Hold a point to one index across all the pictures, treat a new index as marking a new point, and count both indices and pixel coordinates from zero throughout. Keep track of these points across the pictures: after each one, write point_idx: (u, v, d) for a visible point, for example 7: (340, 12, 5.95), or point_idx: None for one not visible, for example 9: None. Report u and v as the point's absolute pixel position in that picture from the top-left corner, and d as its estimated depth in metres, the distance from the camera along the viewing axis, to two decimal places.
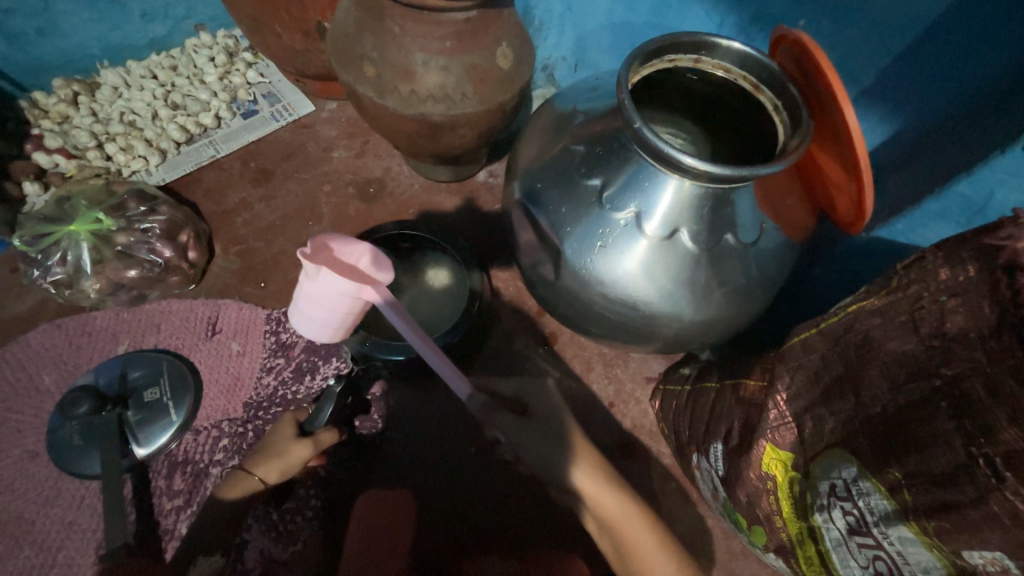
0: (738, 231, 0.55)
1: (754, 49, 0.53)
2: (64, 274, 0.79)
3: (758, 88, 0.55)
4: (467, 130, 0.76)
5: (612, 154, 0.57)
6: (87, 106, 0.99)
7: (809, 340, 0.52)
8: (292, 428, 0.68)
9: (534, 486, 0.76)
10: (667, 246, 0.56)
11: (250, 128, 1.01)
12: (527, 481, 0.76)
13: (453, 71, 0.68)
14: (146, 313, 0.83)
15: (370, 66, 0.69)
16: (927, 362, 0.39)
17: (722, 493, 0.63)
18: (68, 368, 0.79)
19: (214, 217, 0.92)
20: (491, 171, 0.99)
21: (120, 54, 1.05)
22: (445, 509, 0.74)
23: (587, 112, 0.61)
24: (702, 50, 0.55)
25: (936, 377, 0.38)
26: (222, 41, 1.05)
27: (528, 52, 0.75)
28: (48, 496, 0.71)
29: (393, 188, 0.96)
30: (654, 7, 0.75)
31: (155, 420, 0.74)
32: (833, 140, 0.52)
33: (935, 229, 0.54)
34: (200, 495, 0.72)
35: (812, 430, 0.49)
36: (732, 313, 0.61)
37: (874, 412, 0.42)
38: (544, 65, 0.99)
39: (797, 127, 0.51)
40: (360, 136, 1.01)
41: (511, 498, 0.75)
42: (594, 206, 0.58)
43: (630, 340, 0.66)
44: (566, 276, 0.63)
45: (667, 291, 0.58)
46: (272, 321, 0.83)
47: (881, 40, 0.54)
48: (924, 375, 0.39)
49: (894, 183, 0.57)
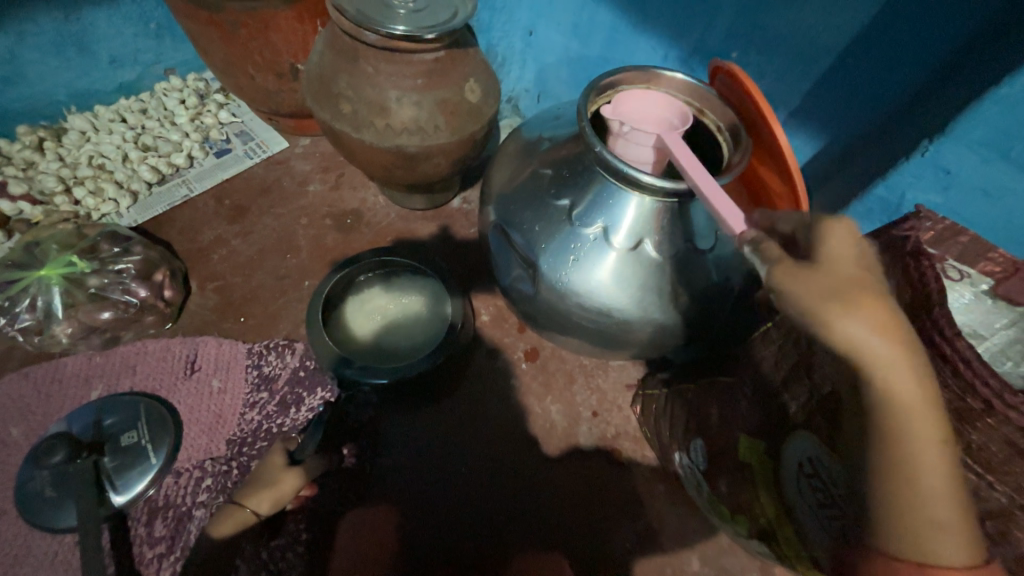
0: (696, 237, 0.61)
1: (695, 81, 0.61)
2: (33, 320, 0.76)
3: (702, 111, 0.63)
4: (441, 158, 0.80)
5: (578, 175, 0.62)
6: (53, 151, 0.98)
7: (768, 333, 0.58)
8: (281, 458, 0.69)
9: (526, 499, 0.77)
10: (634, 256, 0.61)
11: (224, 166, 1.02)
12: (522, 494, 0.77)
13: (425, 105, 0.73)
14: (120, 355, 0.81)
15: (347, 103, 0.73)
16: None
17: (706, 488, 0.66)
18: (36, 419, 0.76)
19: (189, 255, 0.92)
20: (465, 197, 1.03)
21: (88, 100, 1.05)
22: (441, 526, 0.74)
23: (552, 138, 0.67)
24: (650, 81, 0.63)
25: None
26: (193, 84, 1.08)
27: (493, 86, 0.81)
28: (15, 555, 0.67)
29: (370, 218, 0.99)
30: (605, 42, 0.82)
31: (134, 465, 0.72)
32: (769, 155, 0.60)
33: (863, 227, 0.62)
34: (184, 540, 0.70)
35: (778, 415, 0.54)
36: (699, 316, 0.66)
37: (825, 391, 0.47)
38: (509, 97, 1.06)
39: (738, 144, 0.59)
40: (335, 170, 1.04)
41: (503, 514, 0.76)
42: (564, 223, 0.63)
43: (606, 347, 0.70)
44: (544, 290, 0.66)
45: (637, 298, 0.62)
46: (253, 355, 0.83)
47: (801, 67, 0.62)
48: None
49: (829, 188, 0.64)
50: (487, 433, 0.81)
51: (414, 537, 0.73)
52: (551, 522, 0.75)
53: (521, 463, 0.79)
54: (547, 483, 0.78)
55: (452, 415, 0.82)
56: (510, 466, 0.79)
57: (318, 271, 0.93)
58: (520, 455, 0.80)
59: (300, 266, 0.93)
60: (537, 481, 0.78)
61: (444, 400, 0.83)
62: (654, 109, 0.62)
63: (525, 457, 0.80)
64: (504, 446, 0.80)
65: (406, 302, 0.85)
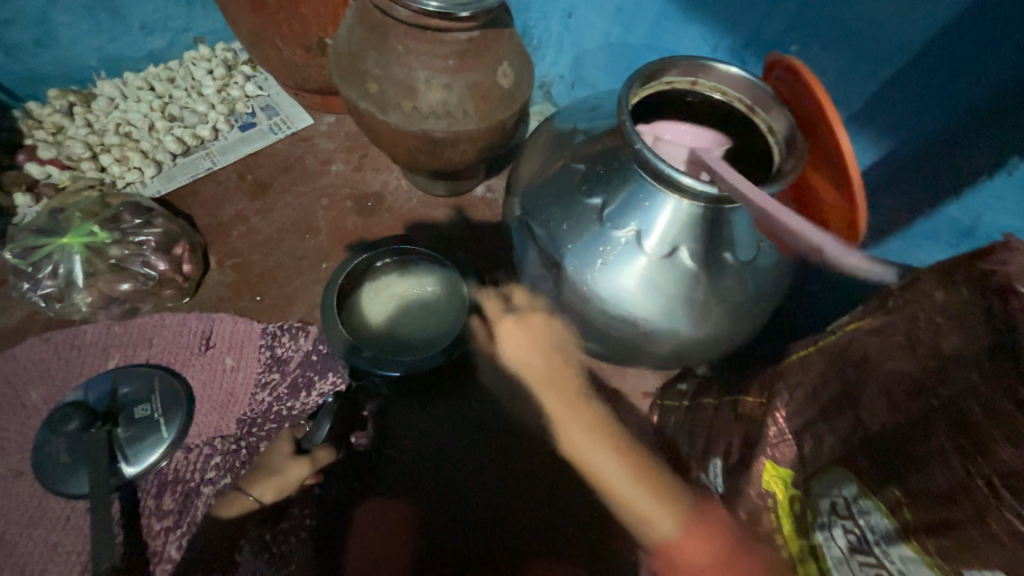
0: (735, 248, 0.56)
1: (750, 75, 0.56)
2: (55, 286, 0.77)
3: (753, 110, 0.57)
4: (468, 146, 0.77)
5: (612, 173, 0.58)
6: (82, 117, 0.98)
7: (808, 359, 0.54)
8: (287, 446, 0.67)
9: (530, 507, 0.75)
10: (666, 264, 0.57)
11: (248, 141, 1.01)
12: (528, 502, 0.75)
13: (455, 88, 0.69)
14: (138, 327, 0.82)
15: (374, 82, 0.70)
16: (928, 381, 0.40)
17: None
18: (55, 384, 0.77)
19: (210, 230, 0.92)
20: (489, 186, 1.00)
21: (118, 66, 1.04)
22: (452, 522, 0.73)
23: (587, 131, 0.63)
24: (698, 74, 0.58)
25: (935, 397, 0.39)
26: (221, 54, 1.06)
27: (528, 71, 0.77)
28: (30, 517, 0.68)
29: (391, 202, 0.97)
30: (650, 29, 0.77)
31: (146, 437, 0.72)
32: (826, 162, 0.55)
33: (930, 251, 0.56)
34: (191, 516, 0.71)
35: (811, 448, 0.50)
36: (730, 331, 0.62)
37: (872, 430, 0.43)
38: (542, 82, 1.01)
39: (791, 149, 0.54)
40: (358, 150, 1.01)
41: (504, 521, 0.74)
42: (594, 224, 0.59)
43: (626, 356, 0.67)
44: (567, 292, 0.63)
45: (665, 309, 0.59)
46: (268, 335, 0.83)
47: (867, 67, 0.56)
48: (923, 394, 0.40)
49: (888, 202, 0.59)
50: (494, 436, 0.79)
51: (426, 533, 0.72)
52: (555, 531, 0.73)
53: (528, 469, 0.77)
54: (554, 491, 0.76)
55: (460, 415, 0.80)
56: (516, 471, 0.77)
57: (336, 254, 0.91)
58: (526, 463, 0.77)
59: (318, 247, 0.91)
60: (543, 488, 0.76)
61: (455, 396, 0.81)
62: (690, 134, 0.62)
63: (533, 464, 0.78)
64: (510, 454, 0.78)
65: (423, 292, 0.82)
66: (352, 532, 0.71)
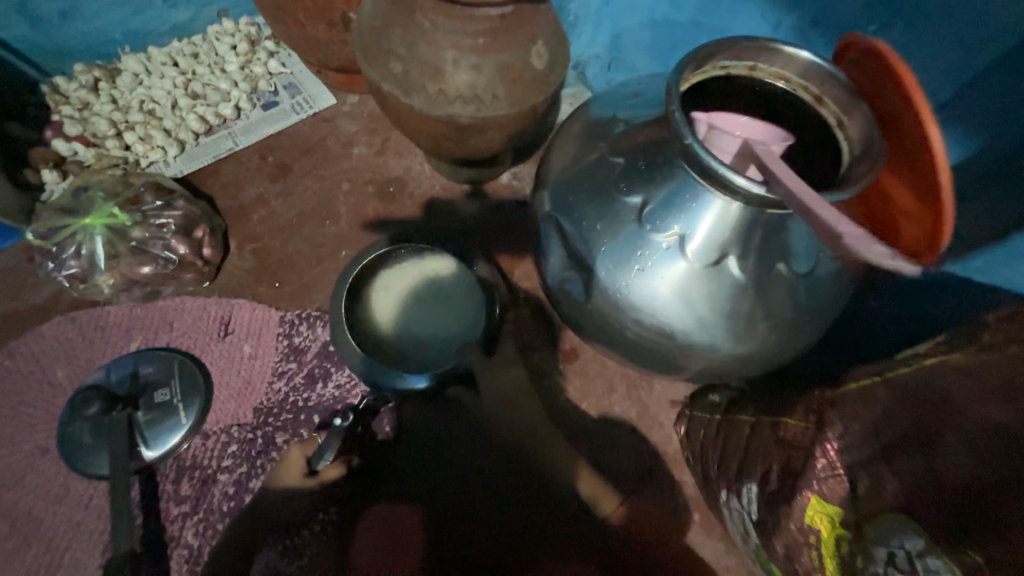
0: (791, 259, 0.50)
1: (820, 59, 0.48)
2: (78, 267, 0.77)
3: (820, 100, 0.51)
4: (495, 133, 0.71)
5: (655, 169, 0.52)
6: (107, 93, 0.97)
7: (871, 391, 0.49)
8: (298, 468, 0.69)
9: (545, 523, 0.72)
10: (710, 274, 0.51)
11: (269, 120, 0.98)
12: (544, 518, 0.73)
13: (485, 70, 0.64)
14: (160, 309, 0.81)
15: (397, 62, 0.65)
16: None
17: (754, 538, 0.58)
18: (80, 363, 0.78)
19: (231, 212, 0.90)
20: (515, 173, 0.94)
21: (142, 39, 1.02)
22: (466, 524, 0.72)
23: (629, 120, 0.57)
24: (759, 58, 0.51)
25: None
26: (245, 28, 1.02)
27: (564, 51, 0.70)
28: (56, 494, 0.70)
29: (413, 188, 0.93)
30: (702, 4, 0.69)
31: (164, 422, 0.72)
32: (908, 165, 0.48)
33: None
34: (208, 502, 0.71)
35: (867, 488, 0.45)
36: (775, 348, 0.56)
37: (947, 480, 0.39)
38: (576, 62, 0.93)
39: (865, 148, 0.47)
40: (381, 133, 0.97)
41: (516, 536, 0.72)
42: (632, 225, 0.54)
43: (655, 367, 0.62)
44: (597, 298, 0.58)
45: (705, 322, 0.53)
46: (286, 323, 0.81)
47: (961, 51, 0.49)
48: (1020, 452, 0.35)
49: (972, 210, 0.52)
50: (509, 448, 0.76)
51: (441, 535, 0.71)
52: (567, 550, 0.71)
53: (544, 483, 0.74)
54: (570, 510, 0.73)
55: (474, 423, 0.77)
56: (532, 485, 0.74)
57: (356, 241, 0.89)
58: (541, 479, 0.74)
59: (338, 234, 0.89)
60: (560, 504, 0.73)
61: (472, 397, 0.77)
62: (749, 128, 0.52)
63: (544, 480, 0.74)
64: (527, 469, 0.75)
65: (436, 287, 0.78)
66: (365, 527, 0.70)
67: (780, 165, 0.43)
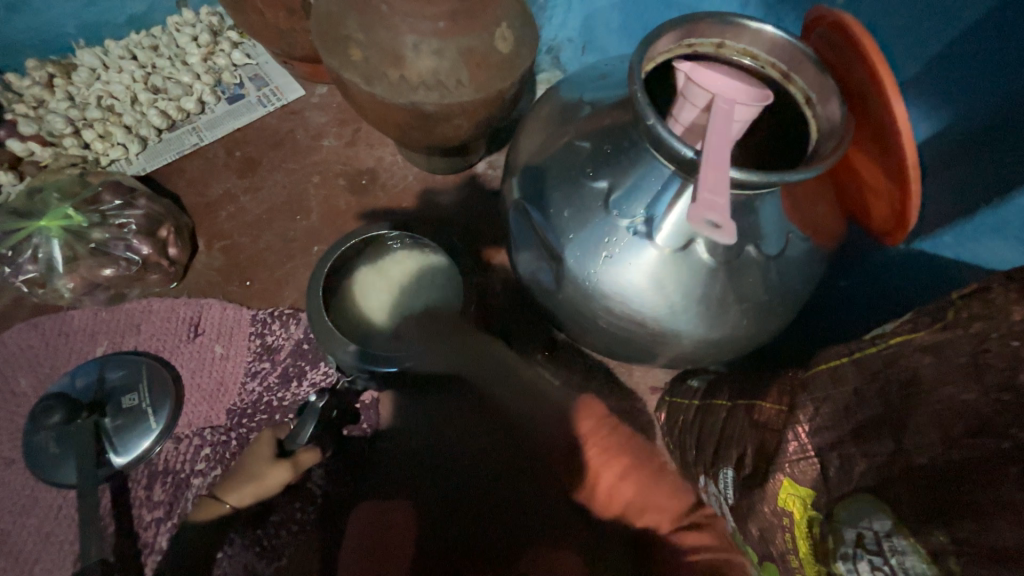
0: (761, 241, 0.49)
1: (788, 34, 0.47)
2: (36, 272, 0.74)
3: (789, 77, 0.49)
4: (463, 120, 0.69)
5: (622, 153, 0.50)
6: (63, 89, 0.93)
7: (840, 371, 0.48)
8: (269, 450, 0.66)
9: (531, 497, 0.74)
10: (680, 259, 0.50)
11: (235, 114, 0.95)
12: (535, 493, 0.74)
13: (447, 54, 0.62)
14: (126, 312, 0.79)
15: (356, 48, 0.63)
16: (993, 419, 0.35)
17: (732, 522, 0.58)
18: (44, 371, 0.75)
19: (198, 210, 0.87)
20: (490, 162, 0.92)
21: (98, 32, 0.98)
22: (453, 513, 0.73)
23: (595, 103, 0.55)
24: (726, 34, 0.49)
25: (1006, 438, 0.34)
26: (206, 18, 0.98)
27: (531, 34, 0.68)
28: (24, 505, 0.69)
29: (386, 180, 0.90)
30: None
31: (133, 427, 0.71)
32: (877, 142, 0.47)
33: (997, 249, 0.48)
34: (181, 507, 0.70)
35: (838, 470, 0.44)
36: (749, 332, 0.55)
37: (917, 462, 0.38)
38: (550, 46, 0.90)
39: (833, 127, 0.46)
40: (352, 124, 0.94)
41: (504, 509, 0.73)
42: (599, 211, 0.52)
43: (630, 354, 0.61)
44: (568, 288, 0.57)
45: (677, 308, 0.53)
46: (258, 322, 0.79)
47: (928, 23, 0.47)
48: (990, 434, 0.35)
49: (940, 187, 0.51)
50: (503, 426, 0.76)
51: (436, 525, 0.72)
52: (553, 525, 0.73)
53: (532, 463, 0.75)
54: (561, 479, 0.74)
55: (466, 403, 0.77)
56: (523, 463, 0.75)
57: (328, 237, 0.86)
58: (532, 456, 0.75)
59: (309, 229, 0.87)
60: (551, 480, 0.74)
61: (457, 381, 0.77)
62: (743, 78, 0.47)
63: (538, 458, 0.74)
64: (519, 449, 0.75)
65: (411, 291, 0.76)
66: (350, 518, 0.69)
67: (720, 141, 0.42)
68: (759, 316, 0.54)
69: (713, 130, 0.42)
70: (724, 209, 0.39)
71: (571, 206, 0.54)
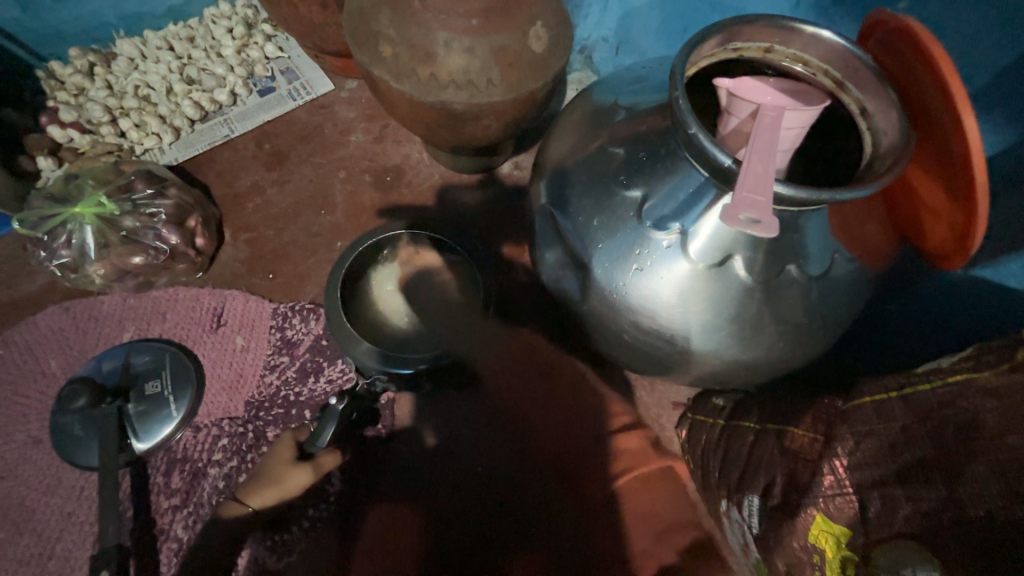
0: (805, 261, 0.47)
1: (846, 40, 0.44)
2: (70, 257, 0.76)
3: (842, 86, 0.46)
4: (492, 120, 0.68)
5: (657, 161, 0.48)
6: (102, 78, 0.95)
7: (886, 405, 0.47)
8: (290, 452, 0.68)
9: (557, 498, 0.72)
10: (715, 275, 0.48)
11: (266, 107, 0.95)
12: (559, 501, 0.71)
13: (479, 53, 0.60)
14: (152, 300, 0.81)
15: (387, 45, 0.62)
16: None
17: (754, 552, 0.54)
18: (73, 353, 0.77)
19: (225, 201, 0.88)
20: (517, 162, 0.91)
21: (138, 23, 1.00)
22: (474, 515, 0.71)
23: (631, 107, 0.53)
24: (776, 38, 0.46)
25: None
26: (241, 11, 0.98)
27: (567, 33, 0.66)
28: (49, 485, 0.71)
29: (411, 177, 0.90)
30: None
31: (155, 414, 0.72)
32: (938, 162, 0.43)
33: None
34: (197, 496, 0.70)
35: (879, 510, 0.43)
36: (785, 353, 0.52)
37: (972, 513, 0.37)
38: (582, 46, 0.87)
39: (891, 142, 0.43)
40: (380, 120, 0.94)
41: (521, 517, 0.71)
42: (631, 221, 0.50)
43: (655, 369, 0.59)
44: (593, 299, 0.55)
45: (710, 326, 0.50)
46: (278, 315, 0.80)
47: (1006, 31, 0.43)
48: None
49: (1006, 211, 0.48)
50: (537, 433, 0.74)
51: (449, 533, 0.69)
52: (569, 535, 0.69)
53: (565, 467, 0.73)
54: None
55: (494, 406, 0.75)
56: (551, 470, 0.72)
57: (351, 233, 0.86)
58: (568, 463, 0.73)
59: (333, 224, 0.86)
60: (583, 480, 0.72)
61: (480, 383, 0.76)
62: (788, 86, 0.44)
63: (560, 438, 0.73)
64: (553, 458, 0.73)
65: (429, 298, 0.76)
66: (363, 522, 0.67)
67: (764, 144, 0.39)
68: (796, 343, 0.52)
69: (758, 137, 0.39)
70: (764, 207, 0.38)
71: (603, 213, 0.51)
